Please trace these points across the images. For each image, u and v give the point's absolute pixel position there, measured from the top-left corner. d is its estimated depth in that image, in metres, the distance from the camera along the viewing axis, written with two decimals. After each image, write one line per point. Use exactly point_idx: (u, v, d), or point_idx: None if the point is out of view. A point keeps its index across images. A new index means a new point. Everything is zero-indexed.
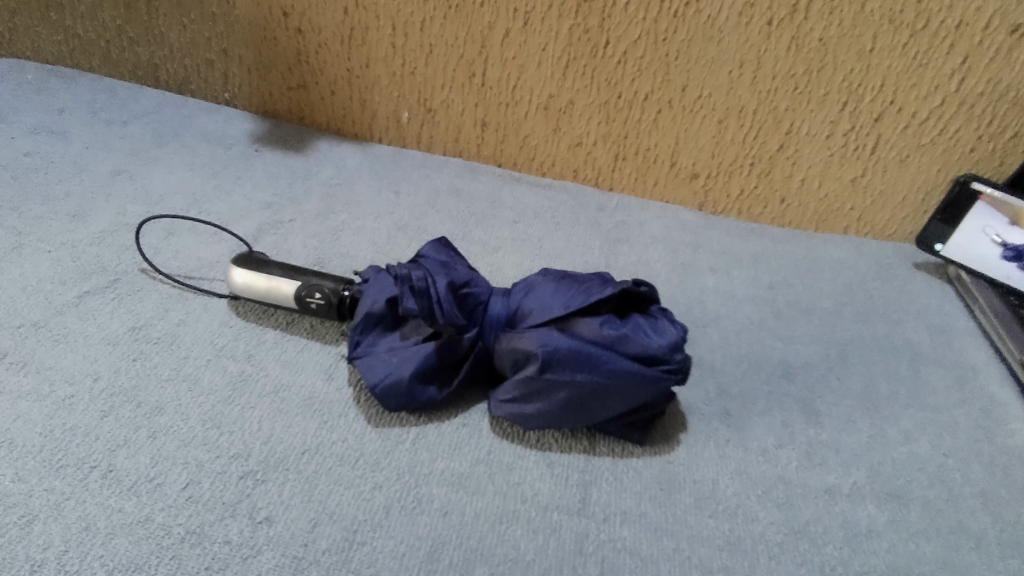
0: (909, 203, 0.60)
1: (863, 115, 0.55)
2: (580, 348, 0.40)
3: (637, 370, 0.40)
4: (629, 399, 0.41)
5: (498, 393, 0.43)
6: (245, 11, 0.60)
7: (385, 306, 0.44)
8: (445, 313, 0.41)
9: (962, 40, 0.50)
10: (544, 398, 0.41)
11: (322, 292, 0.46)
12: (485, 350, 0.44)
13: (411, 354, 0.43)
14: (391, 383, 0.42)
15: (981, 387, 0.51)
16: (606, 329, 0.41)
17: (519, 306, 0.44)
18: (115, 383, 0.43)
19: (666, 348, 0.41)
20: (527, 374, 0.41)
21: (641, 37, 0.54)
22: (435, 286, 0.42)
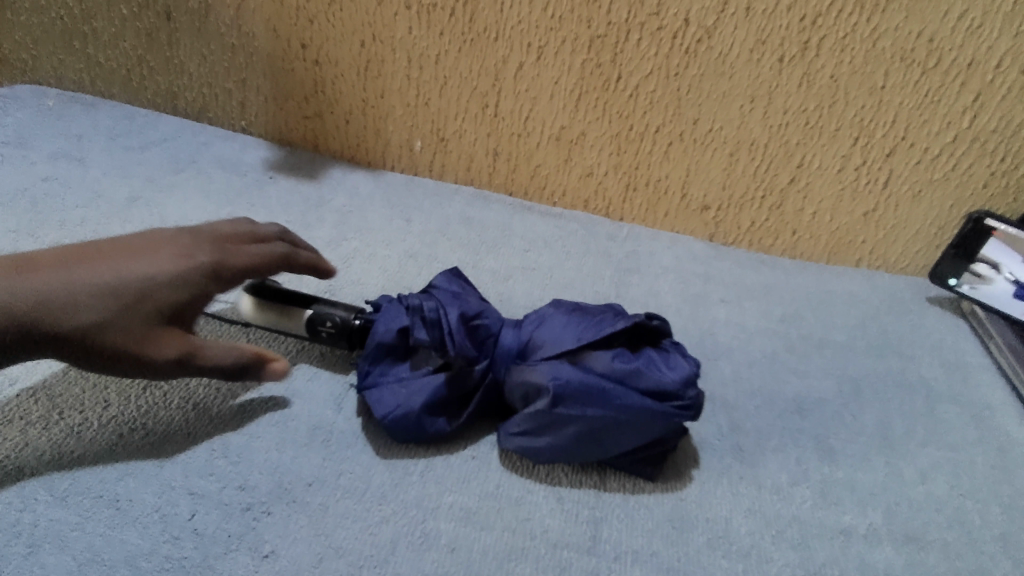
0: (922, 238, 0.60)
1: (875, 150, 0.55)
2: (592, 381, 0.40)
3: (650, 405, 0.39)
4: (641, 435, 0.40)
5: (508, 426, 0.43)
6: (264, 42, 0.61)
7: (395, 336, 0.44)
8: (456, 345, 0.41)
9: (974, 79, 0.51)
10: (554, 431, 0.41)
11: (333, 321, 0.46)
12: (496, 382, 0.44)
13: (421, 384, 0.42)
14: (401, 414, 0.42)
15: (998, 425, 0.50)
16: (618, 362, 0.41)
17: (530, 338, 0.43)
18: (124, 410, 0.43)
19: (679, 383, 0.40)
20: (538, 407, 0.40)
21: (653, 71, 0.55)
22: (446, 317, 0.42)
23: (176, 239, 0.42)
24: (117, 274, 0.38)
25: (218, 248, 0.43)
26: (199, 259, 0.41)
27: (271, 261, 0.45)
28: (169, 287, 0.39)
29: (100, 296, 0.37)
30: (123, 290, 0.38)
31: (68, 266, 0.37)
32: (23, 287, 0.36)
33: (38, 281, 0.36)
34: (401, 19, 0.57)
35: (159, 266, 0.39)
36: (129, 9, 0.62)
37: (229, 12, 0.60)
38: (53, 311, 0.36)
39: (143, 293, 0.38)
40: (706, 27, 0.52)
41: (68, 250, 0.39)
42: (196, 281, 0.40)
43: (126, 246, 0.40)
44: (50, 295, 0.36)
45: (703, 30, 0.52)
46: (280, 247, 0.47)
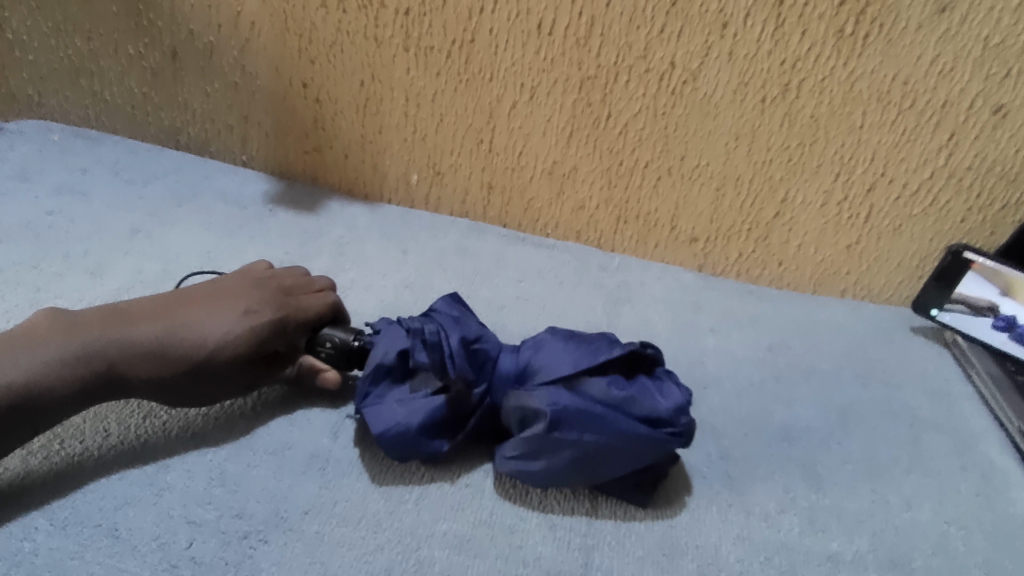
0: (903, 269, 0.62)
1: (856, 186, 0.57)
2: (590, 408, 0.41)
3: (644, 431, 0.41)
4: (634, 460, 0.42)
5: (503, 449, 0.43)
6: (266, 81, 0.63)
7: (395, 358, 0.45)
8: (457, 368, 0.42)
9: (948, 119, 0.52)
10: (551, 455, 0.42)
11: (332, 341, 0.47)
12: (492, 405, 0.45)
13: (420, 405, 0.43)
14: (398, 433, 0.43)
15: (981, 454, 0.52)
16: (614, 389, 0.42)
17: (528, 362, 0.45)
18: (125, 440, 0.43)
19: (671, 410, 0.42)
20: (534, 431, 0.41)
21: (642, 110, 0.57)
22: (446, 340, 0.43)
23: (245, 292, 0.46)
24: (195, 329, 0.42)
25: (283, 302, 0.47)
26: (267, 313, 0.45)
27: (329, 311, 0.49)
28: (242, 342, 0.43)
29: (184, 348, 0.42)
30: (201, 343, 0.42)
31: (158, 318, 0.42)
32: (120, 337, 0.41)
33: (132, 331, 0.41)
34: (398, 60, 0.59)
35: (234, 320, 0.44)
36: (135, 49, 0.64)
37: (233, 53, 0.62)
38: (144, 359, 0.41)
39: (219, 347, 0.42)
40: (691, 69, 0.54)
41: (158, 303, 0.44)
42: (264, 333, 0.44)
43: (203, 298, 0.45)
44: (141, 347, 0.41)
45: (688, 73, 0.54)
46: (335, 298, 0.50)
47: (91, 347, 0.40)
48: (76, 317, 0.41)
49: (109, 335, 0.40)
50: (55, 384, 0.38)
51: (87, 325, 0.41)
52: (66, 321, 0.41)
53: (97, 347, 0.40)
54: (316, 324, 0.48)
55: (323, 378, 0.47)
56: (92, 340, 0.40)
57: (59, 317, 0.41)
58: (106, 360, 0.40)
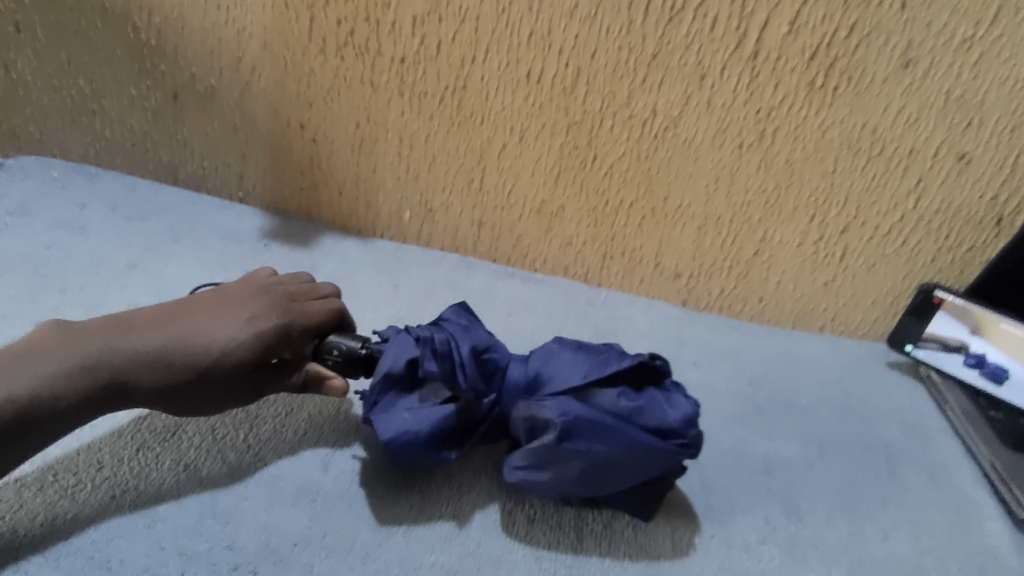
0: (879, 306, 0.64)
1: (830, 227, 0.60)
2: (601, 418, 0.42)
3: (653, 442, 0.42)
4: (642, 469, 0.43)
5: (510, 459, 0.45)
6: (264, 122, 0.65)
7: (405, 367, 0.45)
8: (467, 377, 0.43)
9: (915, 165, 0.55)
10: (560, 465, 0.43)
11: (340, 349, 0.48)
12: (501, 414, 0.47)
13: (430, 412, 0.44)
14: (407, 441, 0.43)
15: (955, 486, 0.53)
16: (623, 401, 0.43)
17: (538, 372, 0.46)
18: (118, 472, 0.44)
19: (679, 421, 0.43)
20: (543, 442, 0.42)
21: (626, 153, 0.59)
22: (457, 350, 0.44)
23: (248, 299, 0.47)
24: (199, 335, 0.43)
25: (286, 309, 0.47)
26: (272, 319, 0.46)
27: (332, 317, 0.50)
28: (247, 347, 0.44)
29: (188, 355, 0.42)
30: (205, 349, 0.43)
31: (162, 327, 0.43)
32: (123, 347, 0.42)
33: (136, 340, 0.42)
34: (393, 104, 0.61)
35: (239, 326, 0.44)
36: (137, 91, 0.66)
37: (232, 95, 0.64)
38: (149, 367, 0.42)
39: (224, 353, 0.43)
40: (672, 116, 0.56)
41: (162, 312, 0.44)
42: (268, 338, 0.45)
43: (206, 306, 0.45)
44: (144, 356, 0.42)
45: (669, 119, 0.56)
46: (338, 305, 0.52)
47: (95, 357, 0.41)
48: (80, 328, 0.42)
49: (111, 345, 0.41)
50: (61, 396, 0.39)
51: (90, 336, 0.42)
52: (69, 333, 0.42)
53: (99, 358, 0.41)
54: (320, 330, 0.49)
55: (328, 386, 0.47)
56: (95, 350, 0.41)
57: (64, 328, 0.42)
58: (111, 369, 0.41)
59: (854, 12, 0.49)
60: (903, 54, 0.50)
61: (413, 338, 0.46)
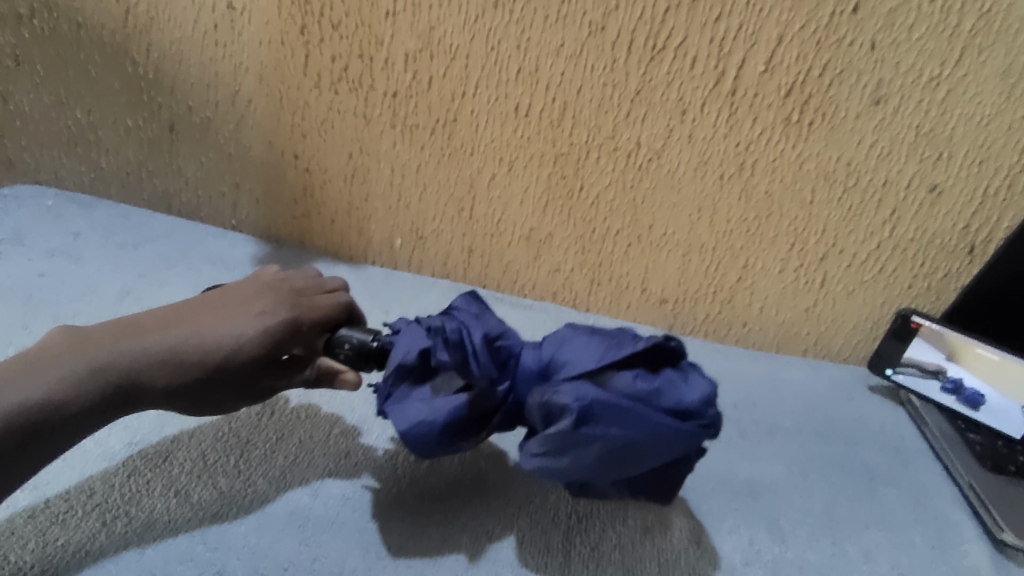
0: (859, 330, 0.66)
1: (810, 255, 0.62)
2: (618, 400, 0.39)
3: (674, 424, 0.39)
4: (663, 452, 0.40)
5: (527, 446, 0.42)
6: (259, 152, 0.67)
7: (418, 356, 0.43)
8: (480, 366, 0.42)
9: (889, 197, 0.57)
10: (578, 450, 0.40)
11: (351, 343, 0.47)
12: (516, 402, 0.44)
13: (445, 401, 0.42)
14: (423, 430, 0.42)
15: (934, 508, 0.55)
16: (640, 382, 0.40)
17: (551, 358, 0.43)
18: (109, 498, 0.44)
19: (698, 402, 0.40)
20: (561, 427, 0.40)
21: (612, 183, 0.61)
22: (469, 338, 0.43)
23: (257, 298, 0.48)
24: (211, 335, 0.44)
25: (295, 304, 0.49)
26: (281, 315, 0.47)
27: (341, 310, 0.51)
28: (256, 344, 0.45)
29: (201, 354, 0.43)
30: (218, 348, 0.44)
31: (170, 329, 0.44)
32: (134, 350, 0.42)
33: (146, 343, 0.43)
34: (385, 136, 0.63)
35: (249, 324, 0.46)
36: (134, 121, 0.68)
37: (228, 126, 0.66)
38: (163, 368, 0.42)
39: (234, 351, 0.44)
40: (656, 149, 0.58)
41: (171, 315, 0.45)
42: (279, 333, 0.46)
43: (215, 308, 0.46)
44: (157, 357, 0.42)
45: (652, 151, 0.58)
46: (345, 298, 0.53)
47: (107, 360, 0.41)
48: (90, 332, 0.42)
49: (124, 348, 0.42)
50: (73, 399, 0.39)
51: (102, 340, 0.42)
52: (80, 338, 0.42)
53: (113, 360, 0.41)
54: (330, 323, 0.49)
55: (341, 379, 0.49)
56: (107, 352, 0.41)
57: (74, 333, 0.42)
58: (123, 371, 0.41)
59: (826, 52, 0.51)
60: (874, 92, 0.52)
61: (425, 327, 0.45)
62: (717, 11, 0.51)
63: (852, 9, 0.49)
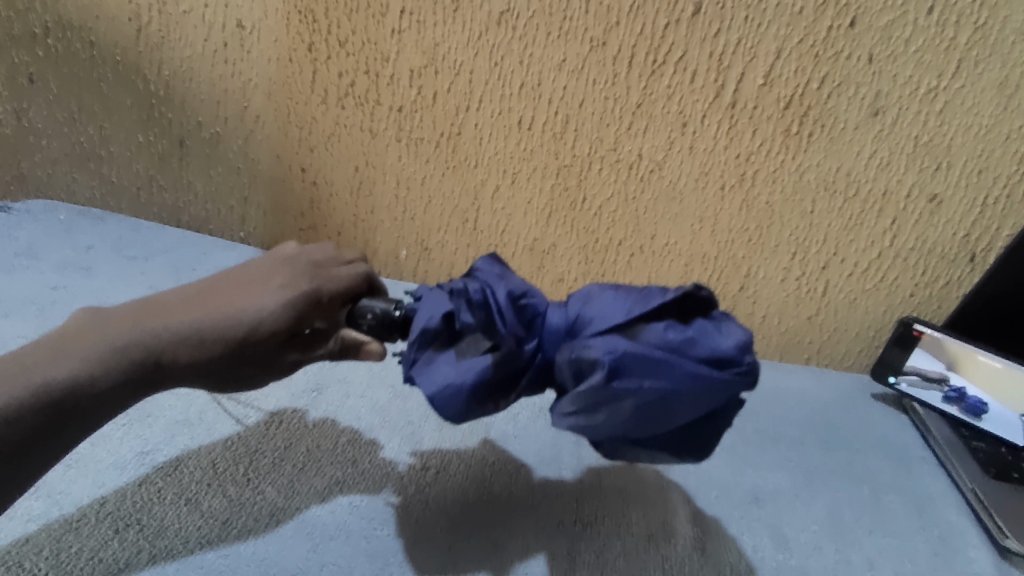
0: (861, 338, 0.66)
1: (812, 264, 0.62)
2: (649, 351, 0.35)
3: (709, 373, 0.35)
4: (700, 406, 0.36)
5: (558, 408, 0.38)
6: (267, 166, 0.68)
7: (441, 321, 0.40)
8: (506, 325, 0.39)
9: (889, 206, 0.58)
10: (610, 408, 0.36)
11: (373, 312, 0.45)
12: (546, 362, 0.39)
13: (472, 362, 0.38)
14: (452, 393, 0.37)
15: (939, 514, 0.55)
16: (671, 332, 0.37)
17: (579, 314, 0.39)
18: (121, 507, 0.45)
19: (735, 348, 0.36)
20: (593, 383, 0.36)
21: (614, 195, 0.62)
22: (493, 295, 0.40)
23: (276, 275, 0.48)
24: (230, 312, 0.44)
25: (315, 277, 0.48)
26: (300, 288, 0.47)
27: (363, 281, 0.51)
28: (279, 316, 0.45)
29: (222, 329, 0.43)
30: (238, 322, 0.44)
31: (191, 309, 0.45)
32: (157, 329, 0.43)
33: (168, 322, 0.43)
34: (391, 149, 0.64)
35: (269, 298, 0.46)
36: (144, 137, 0.69)
37: (237, 141, 0.67)
38: (184, 345, 0.43)
39: (255, 324, 0.44)
40: (657, 160, 0.59)
41: (191, 296, 0.46)
42: (299, 305, 0.46)
43: (234, 287, 0.47)
44: (177, 334, 0.43)
45: (654, 163, 0.59)
46: (367, 269, 0.52)
47: (129, 339, 0.42)
48: (113, 315, 0.43)
49: (146, 328, 0.42)
50: (97, 377, 0.40)
51: (124, 321, 0.43)
52: (104, 321, 0.43)
53: (135, 339, 0.42)
54: (353, 294, 0.49)
55: (366, 351, 0.48)
56: (129, 332, 0.42)
57: (99, 317, 0.43)
58: (147, 350, 0.42)
59: (824, 65, 0.52)
60: (872, 103, 0.53)
61: (447, 292, 0.42)
62: (717, 27, 0.52)
63: (849, 23, 0.50)
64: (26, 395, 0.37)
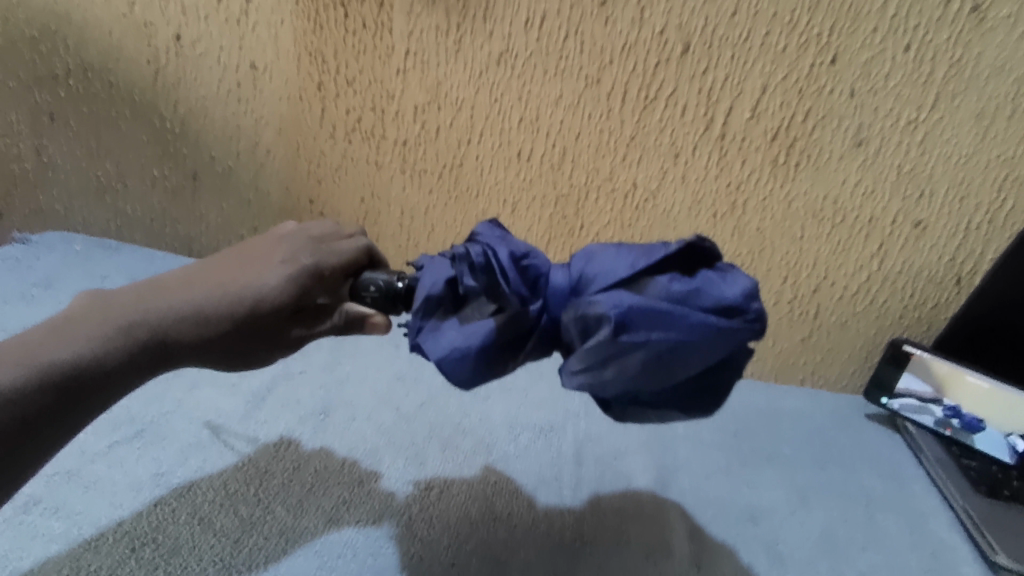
0: (854, 359, 0.68)
1: (803, 288, 0.64)
2: (655, 303, 0.35)
3: (718, 322, 0.35)
4: (710, 356, 0.36)
5: (565, 367, 0.38)
6: (276, 196, 0.71)
7: (445, 287, 0.40)
8: (510, 284, 0.38)
9: (875, 232, 0.60)
10: (619, 363, 0.36)
11: (376, 285, 0.47)
12: (552, 323, 0.39)
13: (477, 327, 0.38)
14: (459, 357, 0.38)
15: (932, 531, 0.56)
16: (676, 284, 0.36)
17: (581, 272, 0.38)
18: (137, 526, 0.47)
19: (741, 296, 0.35)
20: (599, 338, 0.35)
21: (610, 223, 0.64)
22: (494, 257, 0.38)
23: (278, 250, 0.50)
24: (237, 286, 0.46)
25: (316, 251, 0.51)
26: (303, 262, 0.49)
27: (362, 254, 0.53)
28: (284, 291, 0.48)
29: (232, 304, 0.46)
30: (246, 297, 0.46)
31: (195, 287, 0.46)
32: (166, 306, 0.44)
33: (175, 299, 0.44)
34: (396, 181, 0.67)
35: (274, 274, 0.48)
36: (159, 171, 0.72)
37: (249, 174, 0.70)
38: (195, 321, 0.44)
39: (263, 298, 0.47)
40: (651, 190, 0.61)
41: (193, 274, 0.47)
42: (302, 281, 0.49)
43: (236, 262, 0.49)
44: (188, 311, 0.44)
45: (648, 192, 0.62)
46: (365, 243, 0.55)
47: (139, 317, 0.42)
48: (115, 296, 0.43)
49: (155, 306, 0.43)
50: (108, 356, 0.40)
51: (130, 300, 0.43)
52: (107, 301, 0.43)
53: (145, 317, 0.43)
54: (352, 268, 0.52)
55: (371, 323, 0.51)
56: (137, 310, 0.43)
57: (101, 297, 0.43)
58: (159, 326, 0.43)
59: (808, 99, 0.55)
60: (856, 135, 0.55)
61: (448, 257, 0.42)
62: (704, 65, 0.55)
63: (830, 60, 0.53)
64: (32, 376, 0.36)
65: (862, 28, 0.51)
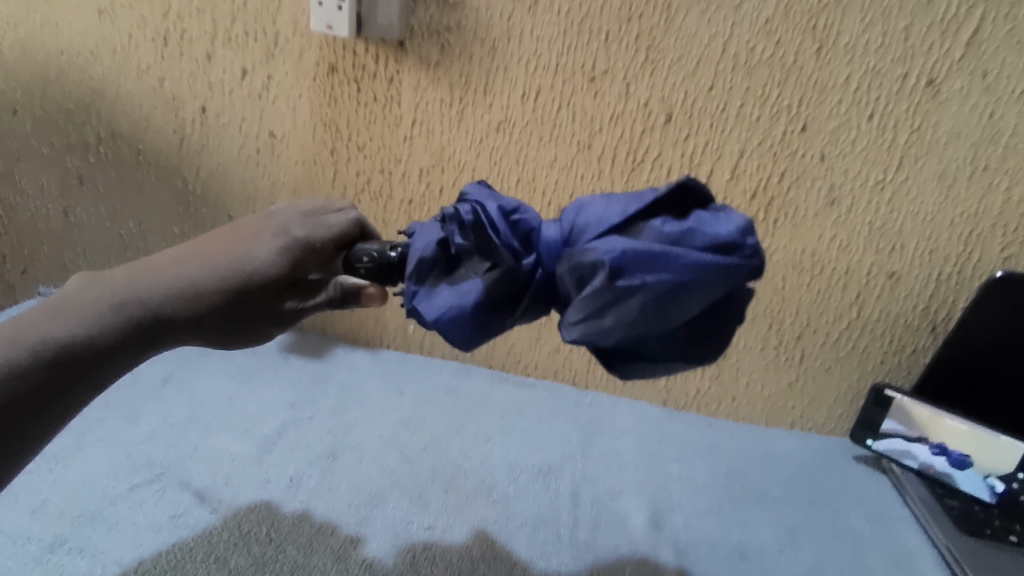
0: (840, 402, 0.70)
1: (787, 335, 0.68)
2: (649, 246, 0.35)
3: (714, 260, 0.35)
4: (708, 295, 0.36)
5: (566, 320, 0.39)
6: None
7: (437, 248, 0.43)
8: (501, 236, 0.40)
9: (852, 283, 0.64)
10: (616, 310, 0.36)
11: (370, 256, 0.49)
12: (546, 277, 0.41)
13: (470, 285, 0.41)
14: (455, 316, 0.41)
15: (915, 568, 0.58)
16: (669, 226, 0.36)
17: (572, 225, 0.40)
18: (157, 566, 0.50)
19: (736, 232, 0.36)
20: (595, 286, 0.36)
21: None
22: (483, 213, 0.40)
23: (269, 226, 0.53)
24: (229, 261, 0.49)
25: (307, 227, 0.53)
26: (292, 237, 0.52)
27: (353, 227, 0.56)
28: (276, 262, 0.50)
29: (224, 277, 0.48)
30: (238, 271, 0.49)
31: (187, 264, 0.48)
32: (157, 282, 0.46)
33: (166, 275, 0.47)
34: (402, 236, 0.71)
35: (265, 248, 0.50)
36: (179, 229, 0.76)
37: None
38: (187, 296, 0.47)
39: (255, 271, 0.49)
40: None
41: (184, 253, 0.50)
42: (292, 254, 0.51)
43: (228, 239, 0.51)
44: (178, 286, 0.46)
45: None
46: (356, 217, 0.57)
47: (130, 293, 0.45)
48: (108, 276, 0.46)
49: (147, 283, 0.46)
50: (102, 331, 0.42)
51: (122, 279, 0.46)
52: (101, 281, 0.45)
53: (135, 294, 0.45)
54: (342, 241, 0.54)
55: (367, 293, 0.53)
56: (128, 287, 0.45)
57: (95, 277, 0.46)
58: (149, 302, 0.45)
59: (782, 162, 0.59)
60: (828, 195, 0.60)
61: (439, 221, 0.44)
62: (686, 132, 0.60)
63: (801, 128, 0.58)
64: (27, 353, 0.39)
65: (828, 100, 0.56)
